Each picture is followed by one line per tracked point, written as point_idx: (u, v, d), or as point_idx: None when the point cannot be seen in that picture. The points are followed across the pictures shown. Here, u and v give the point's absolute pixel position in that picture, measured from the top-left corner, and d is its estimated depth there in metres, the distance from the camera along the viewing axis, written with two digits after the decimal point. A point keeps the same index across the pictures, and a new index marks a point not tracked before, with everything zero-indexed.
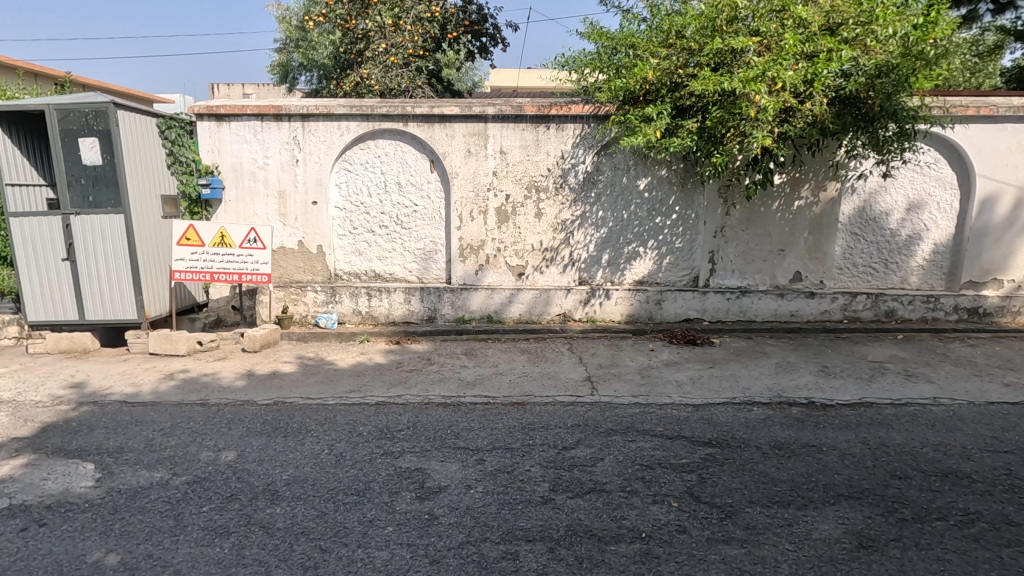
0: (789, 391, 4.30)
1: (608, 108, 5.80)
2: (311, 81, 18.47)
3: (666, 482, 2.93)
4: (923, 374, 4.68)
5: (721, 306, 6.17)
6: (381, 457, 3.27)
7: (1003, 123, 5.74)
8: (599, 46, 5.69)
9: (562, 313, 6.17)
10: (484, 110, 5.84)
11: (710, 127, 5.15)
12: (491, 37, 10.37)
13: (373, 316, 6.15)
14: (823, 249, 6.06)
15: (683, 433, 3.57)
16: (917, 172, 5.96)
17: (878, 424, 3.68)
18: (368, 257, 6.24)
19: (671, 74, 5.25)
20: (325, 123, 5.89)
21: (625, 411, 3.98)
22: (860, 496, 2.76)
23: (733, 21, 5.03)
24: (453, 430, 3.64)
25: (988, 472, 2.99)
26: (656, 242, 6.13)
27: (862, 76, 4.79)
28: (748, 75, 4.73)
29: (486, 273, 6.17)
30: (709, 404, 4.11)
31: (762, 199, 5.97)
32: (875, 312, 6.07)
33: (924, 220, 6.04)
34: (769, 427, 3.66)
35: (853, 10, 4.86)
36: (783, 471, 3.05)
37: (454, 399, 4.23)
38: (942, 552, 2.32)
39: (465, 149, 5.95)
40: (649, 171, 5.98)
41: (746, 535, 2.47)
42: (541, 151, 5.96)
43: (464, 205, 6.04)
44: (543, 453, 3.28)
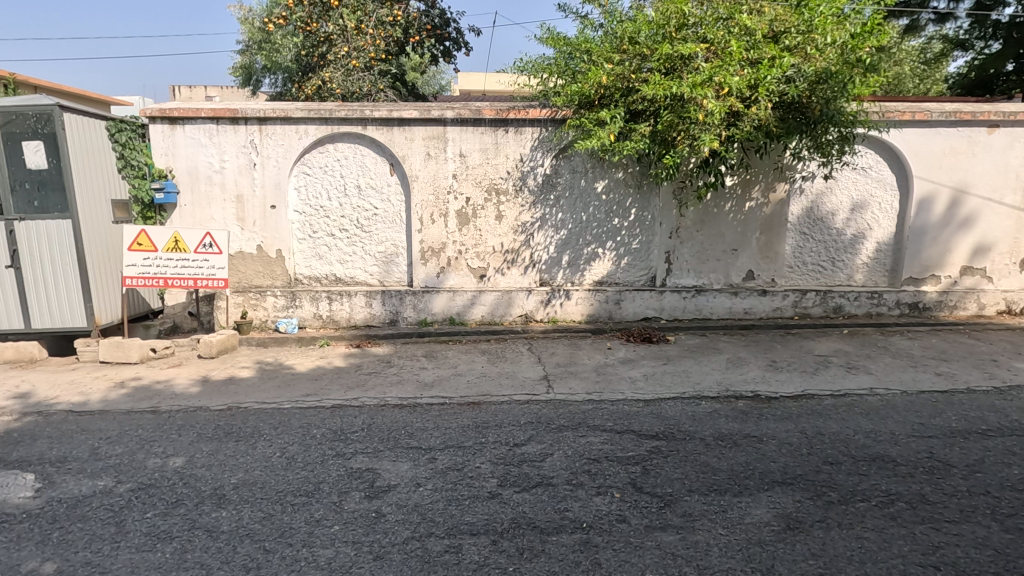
0: (737, 385, 4.46)
1: (565, 112, 5.91)
2: (276, 83, 18.25)
3: (611, 474, 3.03)
4: (864, 366, 4.90)
5: (678, 305, 6.33)
6: (333, 458, 3.28)
7: (937, 127, 6.06)
8: (556, 52, 5.82)
9: (524, 314, 6.25)
10: (443, 114, 5.89)
11: (662, 131, 5.28)
12: (454, 41, 10.40)
13: (334, 320, 6.13)
14: (774, 249, 6.28)
15: (632, 427, 3.67)
16: (859, 174, 6.23)
17: (817, 415, 3.85)
18: (328, 261, 6.20)
19: (625, 79, 5.38)
20: (282, 126, 5.86)
21: (578, 408, 4.07)
22: (793, 482, 2.90)
23: (682, 28, 5.22)
24: (407, 431, 3.68)
25: (912, 455, 3.18)
26: (615, 243, 6.26)
27: (803, 81, 5.01)
28: (696, 80, 4.90)
29: (447, 276, 6.20)
30: (660, 399, 4.23)
31: (714, 200, 6.16)
32: (824, 308, 6.32)
33: (867, 220, 6.32)
34: (715, 420, 3.81)
35: (794, 19, 5.05)
36: (723, 460, 3.18)
37: (411, 401, 4.26)
38: (861, 530, 2.46)
39: (424, 153, 5.98)
40: (607, 173, 6.11)
41: (682, 521, 2.58)
42: (500, 154, 6.03)
43: (424, 208, 6.06)
44: (494, 450, 3.35)
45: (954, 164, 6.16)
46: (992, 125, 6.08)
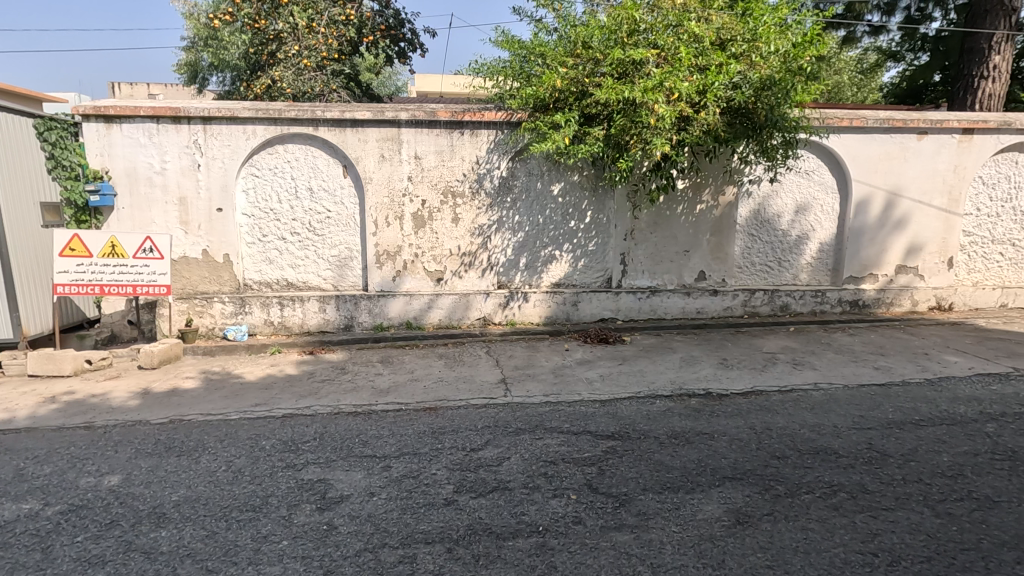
0: (690, 384, 4.57)
1: (521, 115, 5.91)
2: (224, 82, 17.61)
3: (567, 476, 3.03)
4: (809, 362, 5.10)
5: (634, 306, 6.43)
6: (282, 470, 3.16)
7: (872, 133, 6.38)
8: (511, 55, 5.83)
9: (482, 316, 6.22)
10: (397, 116, 5.80)
11: (616, 135, 5.36)
12: (410, 42, 10.26)
13: (286, 326, 5.94)
14: (724, 250, 6.47)
15: (588, 428, 3.70)
16: (802, 178, 6.49)
17: (766, 410, 3.98)
18: (279, 266, 6.00)
19: (579, 83, 5.44)
20: (229, 126, 5.64)
21: (535, 410, 4.07)
22: (743, 477, 2.98)
23: (633, 34, 5.30)
24: (361, 439, 3.59)
25: (853, 447, 3.32)
26: (571, 246, 6.31)
27: (748, 88, 5.18)
28: (647, 85, 5.00)
29: (403, 279, 6.11)
30: (617, 399, 4.28)
31: (667, 203, 6.30)
32: (772, 307, 6.55)
33: (810, 222, 6.59)
34: (669, 418, 3.88)
35: (739, 28, 5.21)
36: (676, 458, 3.24)
37: (366, 408, 4.16)
38: (807, 522, 2.55)
39: (378, 155, 5.87)
40: (562, 176, 6.16)
41: (636, 521, 2.60)
42: (456, 157, 5.99)
43: (379, 211, 5.95)
44: (451, 456, 3.30)
45: (889, 168, 6.50)
46: (922, 132, 6.46)
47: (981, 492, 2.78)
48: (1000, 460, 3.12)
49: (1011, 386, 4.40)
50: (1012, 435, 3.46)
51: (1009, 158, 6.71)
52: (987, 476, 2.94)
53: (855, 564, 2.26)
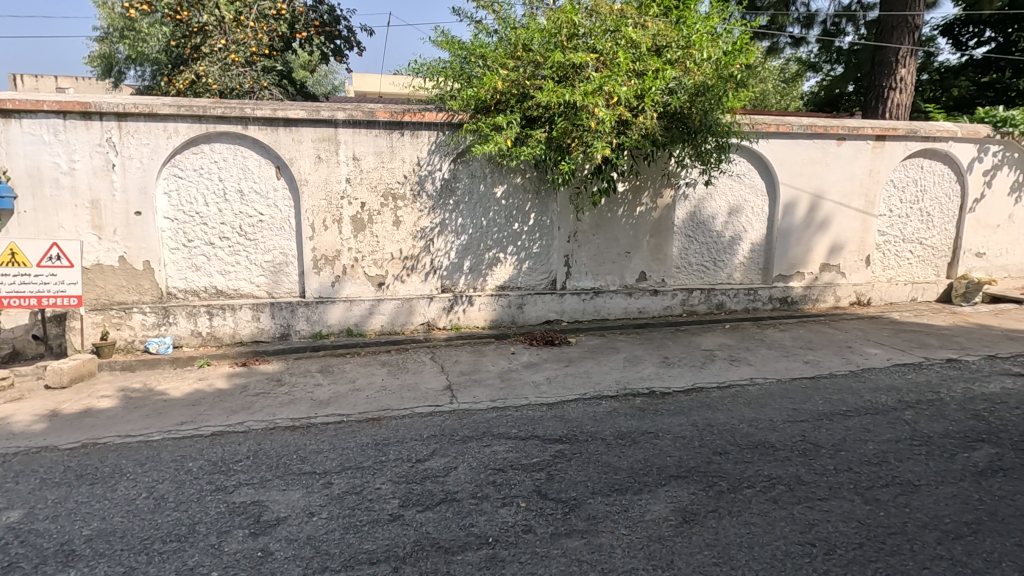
0: (634, 383, 4.64)
1: (462, 116, 5.82)
2: (143, 76, 16.51)
3: (516, 483, 2.98)
4: (745, 358, 5.31)
5: (578, 307, 6.48)
6: (212, 494, 2.94)
7: (797, 138, 6.74)
8: (452, 56, 5.77)
9: (426, 322, 6.08)
10: (334, 115, 5.58)
11: (557, 138, 5.38)
12: (346, 40, 9.94)
13: (216, 337, 5.58)
14: (663, 251, 6.63)
15: (536, 433, 3.67)
16: (734, 181, 6.76)
17: (707, 407, 4.09)
18: (206, 272, 5.62)
19: (520, 85, 5.43)
20: (147, 123, 5.24)
21: (482, 417, 4.01)
22: (687, 475, 3.04)
23: (573, 38, 5.35)
24: (299, 455, 3.40)
25: (788, 440, 3.46)
26: (515, 248, 6.28)
27: (684, 93, 5.34)
28: (587, 88, 5.05)
29: (343, 285, 5.88)
30: (563, 402, 4.28)
31: (608, 206, 6.40)
32: (709, 305, 6.78)
33: (743, 223, 6.87)
34: (615, 419, 3.91)
35: (674, 35, 5.35)
36: (623, 459, 3.25)
37: (304, 421, 3.95)
38: (749, 516, 2.61)
39: (314, 155, 5.63)
40: (505, 178, 6.11)
41: (586, 525, 2.59)
42: (396, 158, 5.83)
43: (316, 214, 5.71)
44: (395, 469, 3.18)
45: (812, 171, 6.89)
46: (841, 138, 6.88)
47: (903, 477, 2.96)
48: (919, 446, 3.33)
49: (923, 375, 4.74)
50: (927, 421, 3.71)
51: (916, 164, 7.26)
52: (908, 461, 3.14)
53: (796, 555, 2.33)
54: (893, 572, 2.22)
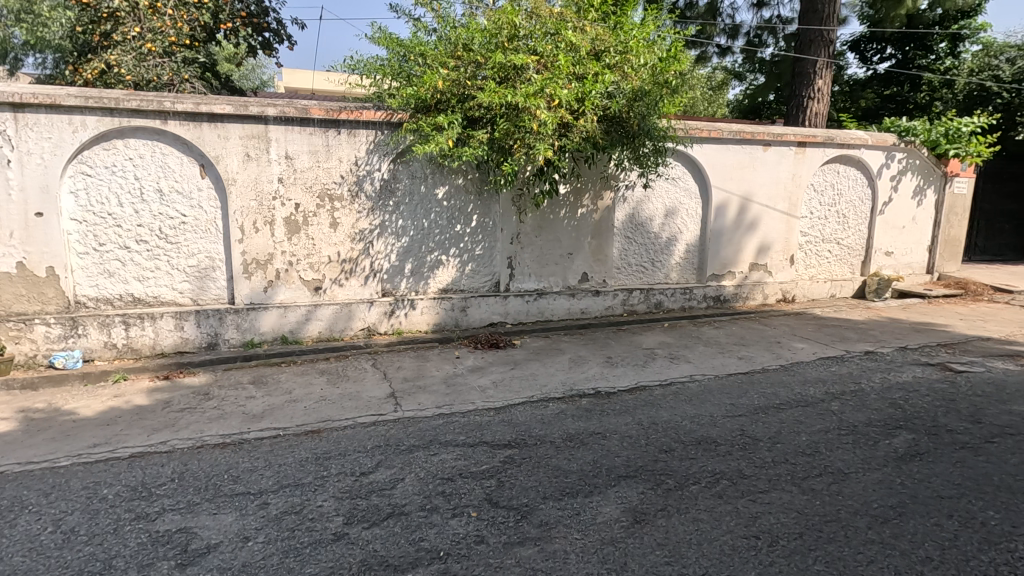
0: (580, 384, 4.66)
1: (401, 115, 5.65)
2: (43, 63, 15.08)
3: (466, 492, 2.91)
4: (684, 356, 5.47)
5: (522, 309, 6.46)
6: (131, 523, 2.67)
7: (727, 144, 7.04)
8: (390, 53, 5.62)
9: (366, 327, 5.88)
10: (264, 111, 5.28)
11: (499, 139, 5.33)
12: (275, 33, 9.47)
13: (133, 349, 5.14)
14: (604, 252, 6.74)
15: (484, 439, 3.61)
16: (670, 184, 6.97)
17: (650, 405, 4.17)
18: (121, 278, 5.16)
19: (460, 85, 5.35)
20: (49, 116, 4.75)
21: (428, 424, 3.90)
22: (636, 474, 3.07)
23: (513, 39, 5.32)
24: (231, 474, 3.17)
25: (729, 435, 3.57)
26: (458, 250, 6.18)
27: (622, 98, 5.44)
28: (529, 90, 5.04)
29: (276, 290, 5.58)
30: (510, 406, 4.24)
31: (550, 207, 6.42)
32: (648, 304, 6.96)
33: (678, 224, 7.09)
34: (562, 421, 3.90)
35: (612, 40, 5.43)
36: (573, 461, 3.25)
37: (235, 438, 3.69)
38: (697, 513, 2.67)
39: (242, 153, 5.30)
40: (447, 179, 6.00)
41: (539, 532, 2.55)
42: (332, 157, 5.59)
43: (245, 216, 5.38)
44: (338, 484, 3.03)
45: (741, 175, 7.21)
46: (766, 143, 7.25)
47: (834, 466, 3.12)
48: (846, 435, 3.53)
49: (845, 367, 5.05)
50: (852, 411, 3.95)
51: (833, 169, 7.77)
52: (837, 450, 3.32)
53: (742, 549, 2.39)
54: (831, 559, 2.32)
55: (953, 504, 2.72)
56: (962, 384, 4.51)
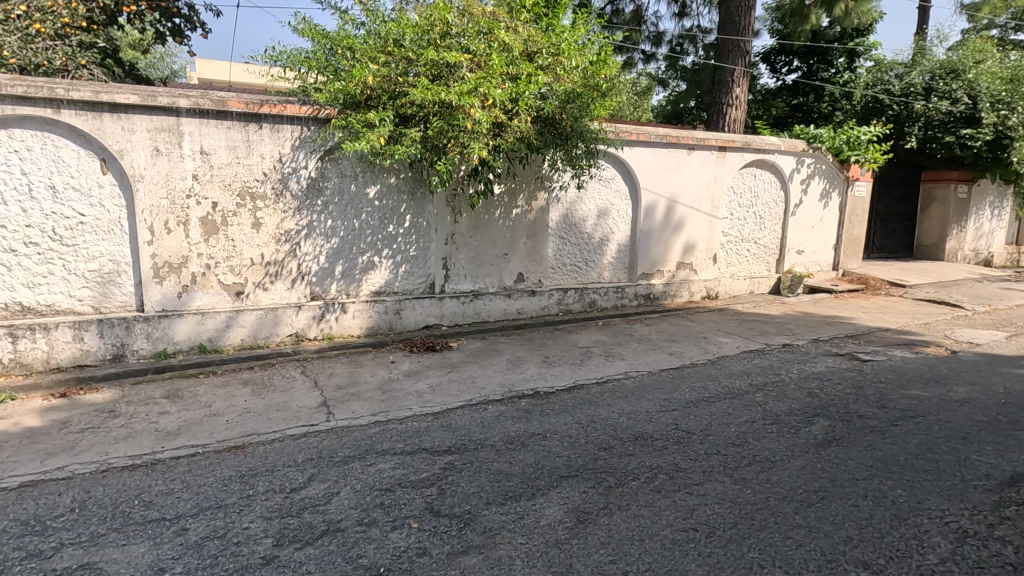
0: (519, 385, 4.65)
1: (329, 111, 5.42)
2: None
3: (406, 503, 2.80)
4: (618, 353, 5.59)
5: (458, 310, 6.36)
6: (20, 563, 2.36)
7: (654, 146, 7.28)
8: (315, 46, 5.35)
9: (293, 332, 5.58)
10: (175, 102, 4.87)
11: (432, 137, 5.21)
12: (187, 19, 8.81)
13: (23, 363, 4.59)
14: (539, 252, 6.78)
15: (423, 445, 3.51)
16: (602, 185, 7.11)
17: (588, 404, 4.22)
18: (6, 285, 4.57)
19: (391, 82, 5.18)
20: None
21: (363, 433, 3.74)
22: (577, 474, 3.08)
23: (446, 36, 5.22)
24: (143, 500, 2.88)
25: (664, 429, 3.67)
26: (391, 251, 5.99)
27: (555, 100, 5.48)
28: (463, 89, 4.96)
29: (192, 296, 5.18)
30: (448, 410, 4.15)
31: (485, 208, 6.38)
32: (582, 303, 7.07)
33: (610, 225, 7.25)
34: (502, 423, 3.87)
35: (544, 42, 5.46)
36: (515, 464, 3.22)
37: (147, 459, 3.37)
38: (638, 509, 2.71)
39: (151, 148, 4.88)
40: (378, 178, 5.81)
41: (483, 539, 2.50)
42: (253, 153, 5.26)
43: (156, 215, 4.95)
44: (266, 502, 2.83)
45: (668, 178, 7.49)
46: (690, 147, 7.57)
47: (762, 455, 3.28)
48: (770, 424, 3.73)
49: (766, 360, 5.36)
50: (774, 401, 4.18)
51: (750, 173, 8.24)
52: (763, 440, 3.49)
53: (682, 542, 2.45)
54: (765, 546, 2.42)
55: (867, 485, 2.93)
56: (868, 372, 4.90)
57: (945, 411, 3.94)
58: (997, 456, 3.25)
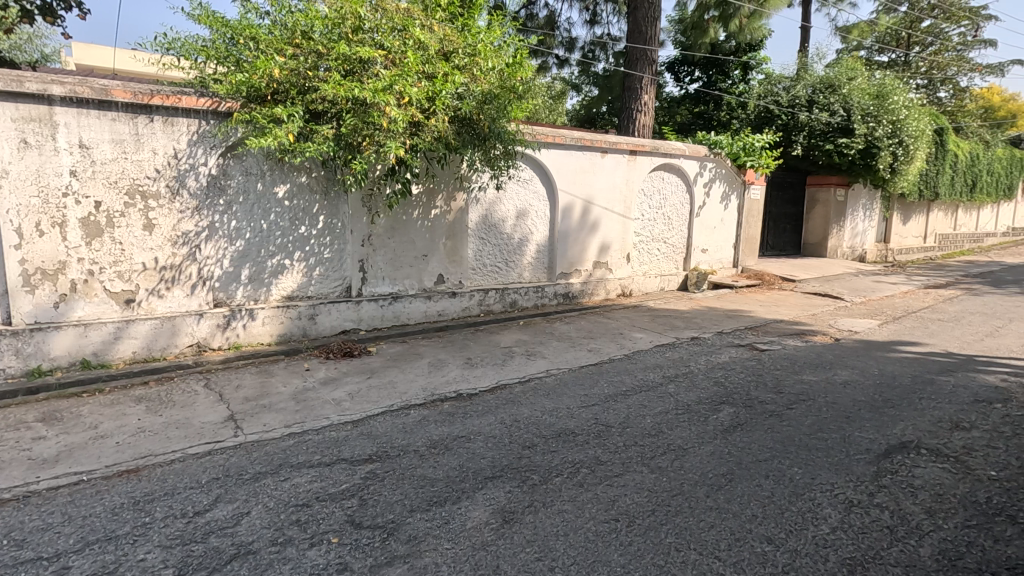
0: (441, 388, 4.58)
1: (231, 104, 5.07)
2: None
3: (324, 517, 2.67)
4: (539, 352, 5.68)
5: (377, 314, 6.17)
6: None
7: (570, 148, 7.48)
8: (213, 34, 4.98)
9: (194, 343, 5.16)
10: (46, 89, 4.35)
11: (346, 135, 5.01)
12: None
13: None
14: (459, 253, 6.74)
15: (342, 455, 3.36)
16: (520, 186, 7.19)
17: (511, 403, 4.24)
18: None
19: (300, 76, 4.92)
20: None
21: (276, 447, 3.52)
22: (502, 474, 3.08)
23: (358, 31, 5.04)
24: (13, 539, 2.53)
25: (586, 425, 3.77)
26: (303, 253, 5.70)
27: (472, 100, 5.47)
28: (377, 85, 4.81)
29: (73, 306, 4.65)
30: (368, 417, 4.01)
31: (403, 208, 6.25)
32: (503, 303, 7.11)
33: (529, 225, 7.35)
34: (425, 427, 3.80)
35: (460, 42, 5.42)
36: (439, 468, 3.17)
37: (18, 493, 2.96)
38: (562, 504, 2.76)
39: (17, 139, 4.32)
40: (287, 177, 5.51)
41: (408, 548, 2.43)
42: (143, 148, 4.81)
43: (24, 216, 4.39)
44: (165, 529, 2.58)
45: (583, 179, 7.71)
46: (603, 150, 7.84)
47: (675, 443, 3.45)
48: (682, 414, 3.94)
49: (677, 353, 5.66)
50: (685, 392, 4.42)
51: (659, 176, 8.67)
52: (677, 429, 3.68)
53: (605, 533, 2.52)
54: (680, 530, 2.54)
55: (768, 465, 3.16)
56: (766, 361, 5.31)
57: (831, 393, 4.35)
58: (875, 431, 3.64)
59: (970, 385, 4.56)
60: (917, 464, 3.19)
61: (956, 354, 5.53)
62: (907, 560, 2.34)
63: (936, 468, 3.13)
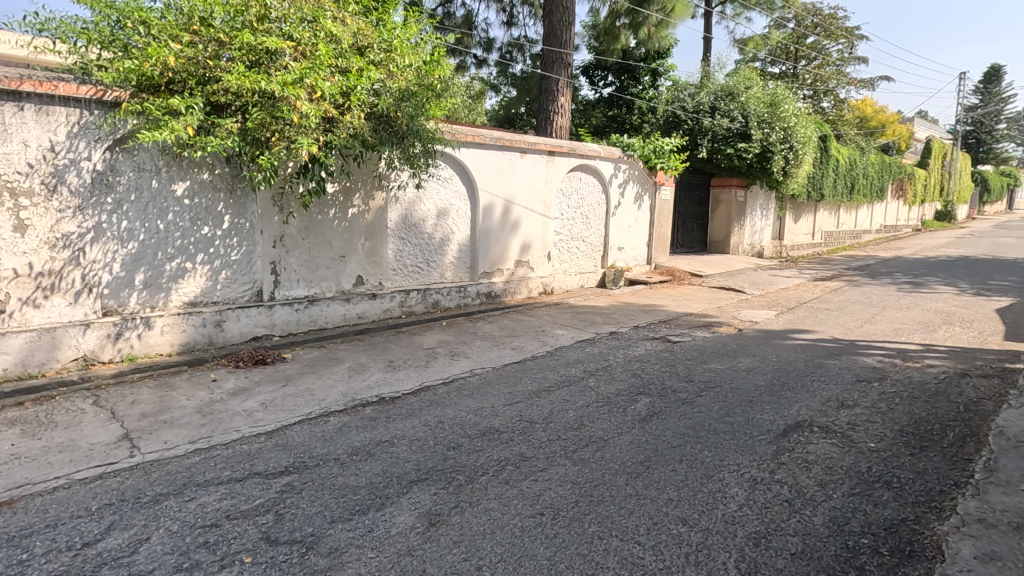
0: (362, 393, 4.44)
1: (119, 94, 4.63)
2: None
3: (236, 537, 2.50)
4: (462, 352, 5.66)
5: (291, 319, 5.87)
6: None
7: (489, 148, 7.50)
8: (96, 15, 4.52)
9: (80, 356, 4.65)
10: None
11: (252, 129, 4.72)
12: None
13: None
14: (378, 253, 6.57)
15: (255, 469, 3.17)
16: (440, 185, 7.13)
17: (435, 404, 4.20)
18: None
19: (199, 65, 4.57)
20: None
21: (179, 465, 3.26)
22: (427, 477, 3.03)
23: (264, 20, 4.74)
24: None
25: (511, 422, 3.80)
26: (207, 256, 5.32)
27: (389, 96, 5.35)
28: (286, 78, 4.55)
29: None
30: (283, 427, 3.81)
31: (317, 207, 5.99)
32: (425, 304, 7.01)
33: (450, 225, 7.29)
34: (345, 434, 3.66)
35: (375, 37, 5.29)
36: (360, 475, 3.07)
37: None
38: (488, 503, 2.76)
39: None
40: (187, 174, 5.11)
41: (329, 561, 2.33)
42: (11, 140, 4.27)
43: None
44: (46, 567, 2.31)
45: (503, 179, 7.77)
46: (522, 151, 7.94)
47: (596, 435, 3.57)
48: (602, 406, 4.08)
49: (596, 347, 5.84)
50: (605, 384, 4.58)
51: (576, 176, 8.91)
52: (598, 421, 3.80)
53: (530, 528, 2.55)
54: (602, 519, 2.62)
55: (682, 450, 3.35)
56: (677, 352, 5.61)
57: (736, 380, 4.68)
58: (774, 413, 3.95)
59: (853, 367, 5.07)
60: (810, 441, 3.49)
61: (840, 339, 6.12)
62: (803, 529, 2.56)
63: (826, 444, 3.45)
